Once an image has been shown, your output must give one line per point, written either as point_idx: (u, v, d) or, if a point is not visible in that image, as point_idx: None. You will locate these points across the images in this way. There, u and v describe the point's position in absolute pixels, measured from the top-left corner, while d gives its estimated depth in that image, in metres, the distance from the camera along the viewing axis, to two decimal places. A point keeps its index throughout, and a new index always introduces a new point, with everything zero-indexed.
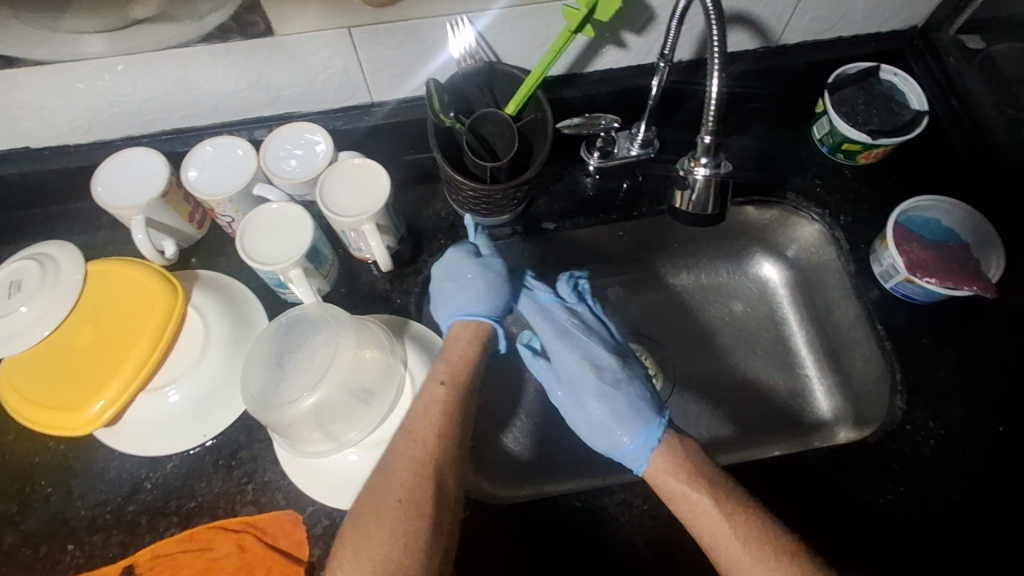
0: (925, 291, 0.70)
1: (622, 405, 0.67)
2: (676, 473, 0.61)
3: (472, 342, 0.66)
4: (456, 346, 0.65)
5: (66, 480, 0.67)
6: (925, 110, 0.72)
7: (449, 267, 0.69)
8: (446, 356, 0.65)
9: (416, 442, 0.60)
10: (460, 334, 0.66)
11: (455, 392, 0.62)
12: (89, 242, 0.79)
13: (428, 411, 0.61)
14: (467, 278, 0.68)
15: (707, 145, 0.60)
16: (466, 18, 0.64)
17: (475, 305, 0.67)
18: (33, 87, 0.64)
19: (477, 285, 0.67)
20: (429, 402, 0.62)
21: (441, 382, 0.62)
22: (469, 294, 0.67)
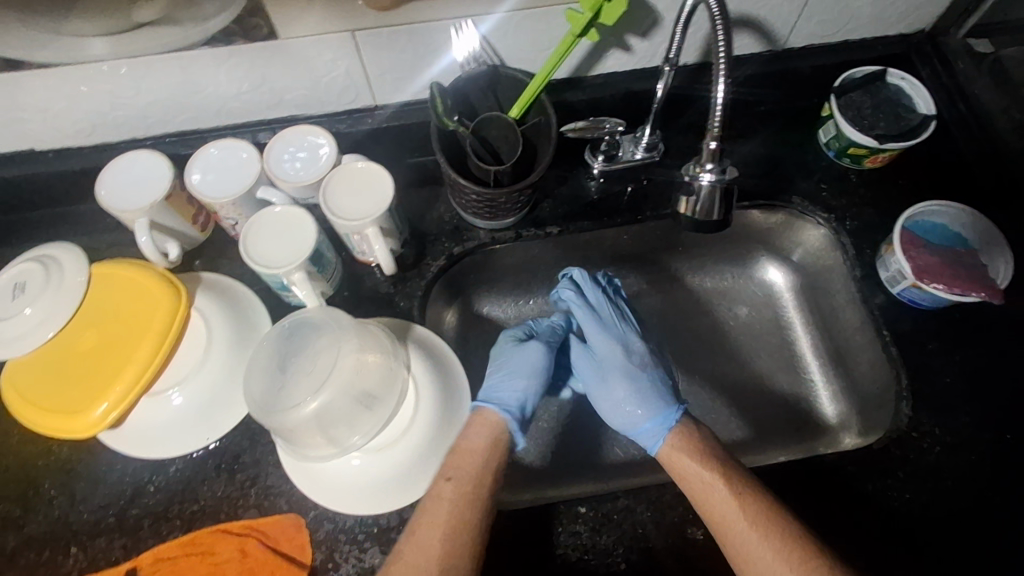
0: (932, 296, 0.69)
1: (646, 388, 0.71)
2: (689, 456, 0.63)
3: (491, 433, 0.65)
4: (472, 437, 0.64)
5: (69, 483, 0.67)
6: (932, 114, 0.71)
7: (504, 351, 0.74)
8: (456, 448, 0.63)
9: (421, 546, 0.57)
10: (487, 418, 0.66)
11: (463, 490, 0.60)
12: (93, 244, 0.79)
13: (434, 508, 0.59)
14: (515, 364, 0.72)
15: (712, 151, 0.59)
16: (470, 21, 0.64)
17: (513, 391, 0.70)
18: (36, 90, 0.64)
19: (522, 369, 0.71)
20: (436, 499, 0.60)
21: (448, 479, 0.61)
22: (513, 379, 0.71)
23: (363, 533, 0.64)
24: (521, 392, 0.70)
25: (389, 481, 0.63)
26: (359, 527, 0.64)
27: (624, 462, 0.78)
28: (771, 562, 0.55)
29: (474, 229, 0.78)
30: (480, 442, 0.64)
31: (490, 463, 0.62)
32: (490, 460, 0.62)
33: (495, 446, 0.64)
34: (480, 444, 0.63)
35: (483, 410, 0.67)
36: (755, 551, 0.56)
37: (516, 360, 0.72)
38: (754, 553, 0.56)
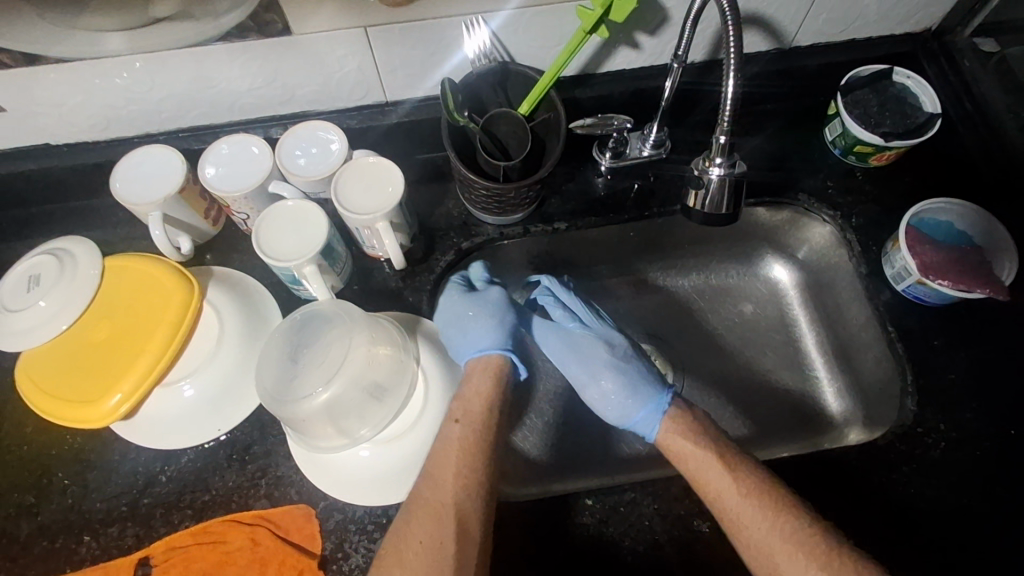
0: (938, 293, 0.70)
1: (630, 380, 0.70)
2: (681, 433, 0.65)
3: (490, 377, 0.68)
4: (472, 384, 0.67)
5: (82, 472, 0.68)
6: (937, 112, 0.72)
7: (449, 306, 0.72)
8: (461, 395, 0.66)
9: (438, 485, 0.60)
10: (476, 369, 0.68)
11: (471, 430, 0.63)
12: (106, 238, 0.80)
13: (446, 449, 0.62)
14: (466, 321, 0.70)
15: (723, 145, 0.60)
16: (480, 18, 0.65)
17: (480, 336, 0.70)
18: (53, 84, 0.65)
19: (483, 319, 0.70)
20: (448, 442, 0.63)
21: (457, 421, 0.64)
22: (476, 334, 0.70)
23: (373, 524, 0.64)
24: (495, 332, 0.70)
25: (398, 473, 0.64)
26: (369, 518, 0.64)
27: (630, 456, 0.79)
28: (765, 530, 0.57)
29: (482, 224, 0.78)
30: (483, 386, 0.67)
31: (493, 402, 0.65)
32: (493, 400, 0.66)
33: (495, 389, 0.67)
34: (484, 387, 0.67)
35: (477, 361, 0.69)
36: (747, 522, 0.58)
37: (476, 315, 0.70)
38: (746, 521, 0.58)
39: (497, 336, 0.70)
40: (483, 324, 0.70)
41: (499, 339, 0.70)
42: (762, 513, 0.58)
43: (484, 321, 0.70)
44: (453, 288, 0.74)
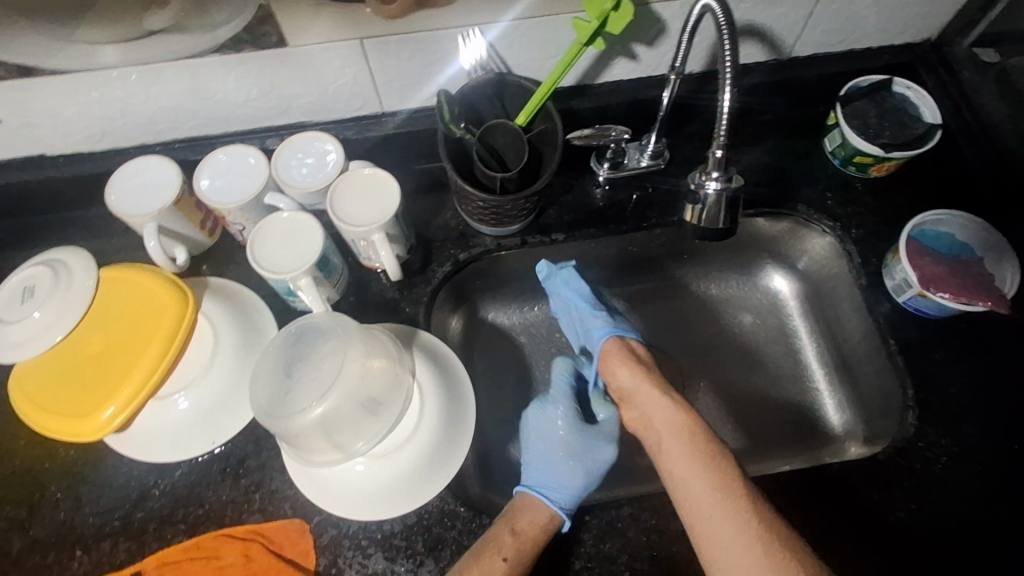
0: (938, 306, 0.69)
1: (586, 314, 0.77)
2: (648, 393, 0.70)
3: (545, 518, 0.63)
4: (517, 520, 0.62)
5: (76, 485, 0.67)
6: (937, 123, 0.72)
7: (539, 419, 0.75)
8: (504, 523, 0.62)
9: None
10: (531, 507, 0.65)
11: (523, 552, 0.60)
12: (101, 248, 0.79)
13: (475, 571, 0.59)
14: (552, 437, 0.72)
15: (718, 159, 0.60)
16: (477, 29, 0.64)
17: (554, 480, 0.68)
18: (47, 96, 0.64)
19: (563, 448, 0.71)
20: (486, 573, 0.58)
21: (505, 558, 0.59)
22: (555, 464, 0.69)
23: (367, 539, 0.64)
24: (559, 479, 0.68)
25: (394, 487, 0.63)
26: (363, 533, 0.64)
27: (628, 469, 0.78)
28: (726, 527, 0.57)
29: (480, 235, 0.78)
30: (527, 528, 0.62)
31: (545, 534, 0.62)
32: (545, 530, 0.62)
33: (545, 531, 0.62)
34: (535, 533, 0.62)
35: (527, 495, 0.67)
36: (710, 508, 0.58)
37: (562, 427, 0.73)
38: (711, 520, 0.58)
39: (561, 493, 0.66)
40: (567, 428, 0.73)
41: (565, 492, 0.66)
42: (699, 474, 0.61)
43: (565, 415, 0.74)
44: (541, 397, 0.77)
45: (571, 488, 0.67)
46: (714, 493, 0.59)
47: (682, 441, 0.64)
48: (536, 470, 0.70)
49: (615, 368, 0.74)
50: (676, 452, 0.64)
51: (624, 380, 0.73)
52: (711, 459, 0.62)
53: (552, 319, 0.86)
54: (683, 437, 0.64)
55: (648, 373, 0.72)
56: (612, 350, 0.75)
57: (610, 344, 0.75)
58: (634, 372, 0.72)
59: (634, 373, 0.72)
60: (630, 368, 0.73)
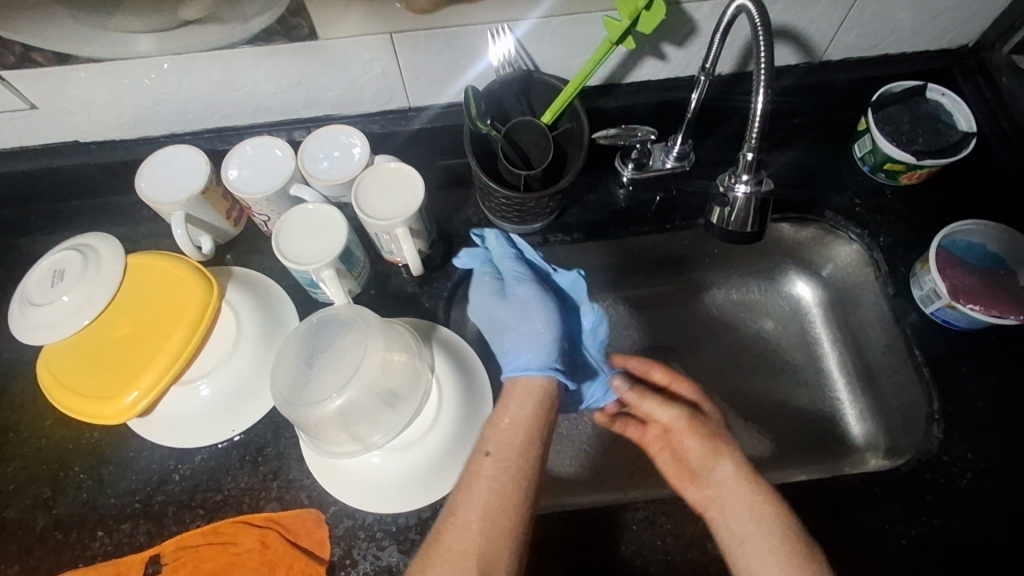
0: (967, 318, 0.68)
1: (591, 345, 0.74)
2: (731, 475, 0.63)
3: (536, 400, 0.64)
4: (513, 407, 0.63)
5: (98, 467, 0.69)
6: (973, 131, 0.70)
7: (500, 305, 0.71)
8: (507, 416, 0.63)
9: (460, 525, 0.56)
10: (525, 389, 0.65)
11: (504, 462, 0.59)
12: (129, 234, 0.81)
13: (479, 488, 0.58)
14: (517, 318, 0.70)
15: (750, 162, 0.59)
16: (506, 25, 0.64)
17: (532, 353, 0.67)
18: (83, 83, 0.66)
19: (531, 316, 0.70)
20: (476, 474, 0.59)
21: (487, 454, 0.60)
22: (527, 340, 0.68)
23: (382, 531, 0.64)
24: (541, 351, 0.67)
25: (411, 481, 0.64)
26: (377, 525, 0.64)
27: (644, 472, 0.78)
28: None
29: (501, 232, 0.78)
30: (529, 396, 0.64)
31: (536, 433, 0.62)
32: (538, 428, 0.62)
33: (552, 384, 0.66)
34: (539, 423, 0.62)
35: (520, 378, 0.66)
36: None
37: (512, 285, 0.71)
38: None
39: (541, 354, 0.67)
40: (530, 295, 0.70)
41: (547, 354, 0.67)
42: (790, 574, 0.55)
43: (528, 287, 0.70)
44: (484, 280, 0.74)
45: (550, 349, 0.68)
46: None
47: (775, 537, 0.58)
48: (508, 350, 0.69)
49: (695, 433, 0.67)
50: (755, 550, 0.57)
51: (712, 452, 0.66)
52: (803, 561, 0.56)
53: None
54: (778, 526, 0.58)
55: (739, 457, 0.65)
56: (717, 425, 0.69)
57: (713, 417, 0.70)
58: (703, 445, 0.66)
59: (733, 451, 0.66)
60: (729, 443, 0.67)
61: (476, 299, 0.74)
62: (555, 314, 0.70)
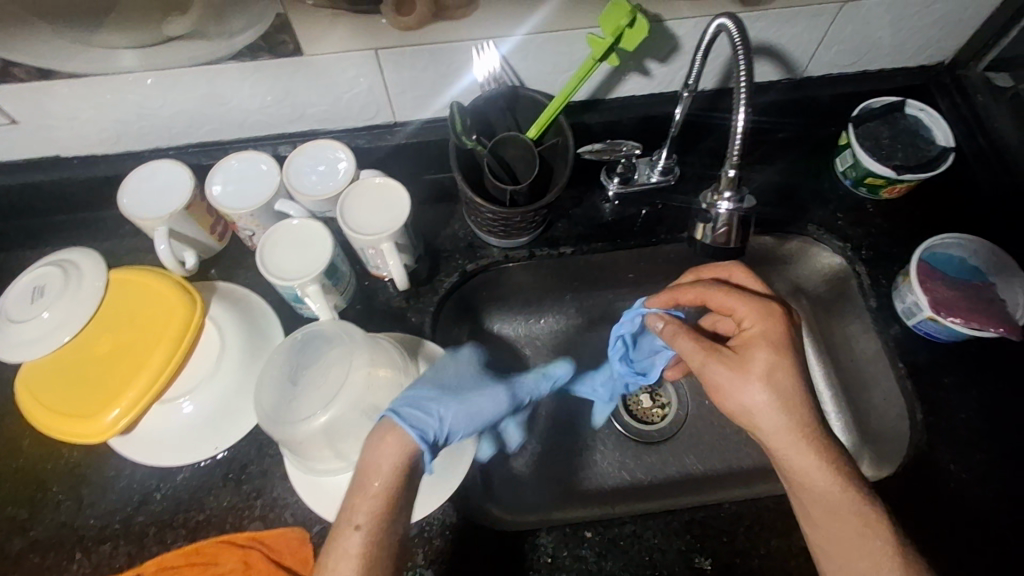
0: (949, 330, 0.69)
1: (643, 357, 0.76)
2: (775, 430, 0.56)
3: (400, 459, 0.56)
4: (373, 475, 0.55)
5: (77, 486, 0.68)
6: (950, 146, 0.71)
7: (444, 367, 0.68)
8: (371, 482, 0.54)
9: None
10: (394, 443, 0.57)
11: (375, 536, 0.52)
12: (112, 249, 0.80)
13: (333, 573, 0.50)
14: (450, 380, 0.66)
15: (731, 178, 0.60)
16: (491, 42, 0.65)
17: (424, 413, 0.60)
18: (64, 98, 0.65)
19: (471, 394, 0.65)
20: (343, 551, 0.51)
21: (356, 528, 0.52)
22: (436, 400, 0.62)
23: None
24: (441, 419, 0.61)
25: None
26: None
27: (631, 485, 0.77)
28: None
29: (488, 247, 0.78)
30: (390, 458, 0.56)
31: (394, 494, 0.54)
32: (396, 489, 0.55)
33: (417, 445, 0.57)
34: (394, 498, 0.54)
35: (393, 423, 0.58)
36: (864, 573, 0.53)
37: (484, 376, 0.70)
38: None
39: (439, 424, 0.60)
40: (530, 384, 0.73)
41: (433, 429, 0.59)
42: (846, 532, 0.54)
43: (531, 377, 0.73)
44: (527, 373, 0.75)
45: (450, 426, 0.62)
46: (865, 540, 0.53)
47: (826, 501, 0.54)
48: (409, 395, 0.62)
49: (731, 384, 0.57)
50: (814, 503, 0.55)
51: (752, 406, 0.57)
52: (857, 525, 0.53)
53: (558, 332, 0.86)
54: (827, 483, 0.55)
55: (786, 397, 0.56)
56: (759, 369, 0.57)
57: (758, 354, 0.57)
58: (747, 387, 0.57)
59: (774, 405, 0.56)
60: (776, 390, 0.56)
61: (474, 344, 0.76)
62: (477, 430, 0.65)
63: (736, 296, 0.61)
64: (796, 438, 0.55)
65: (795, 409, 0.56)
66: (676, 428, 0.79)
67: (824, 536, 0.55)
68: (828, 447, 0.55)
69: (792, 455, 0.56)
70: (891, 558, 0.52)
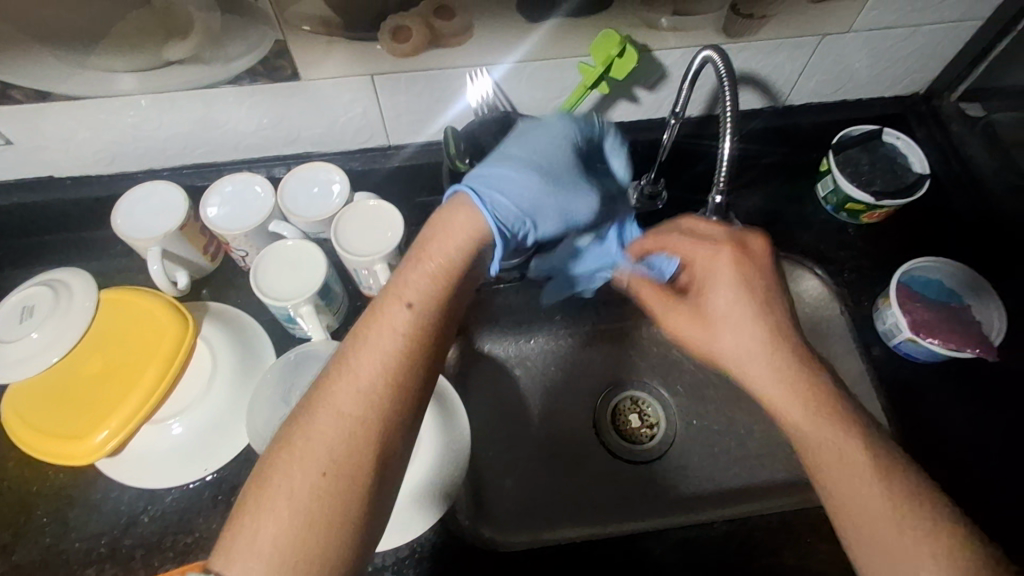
0: (928, 351, 0.71)
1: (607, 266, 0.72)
2: (744, 351, 0.54)
3: (473, 237, 0.56)
4: (445, 245, 0.56)
5: (63, 509, 0.67)
6: (926, 174, 0.74)
7: (522, 140, 0.63)
8: (435, 258, 0.55)
9: (333, 423, 0.47)
10: (463, 222, 0.57)
11: (418, 326, 0.52)
12: (103, 269, 0.80)
13: (356, 391, 0.49)
14: (539, 147, 0.63)
15: (718, 204, 0.61)
16: (484, 68, 0.66)
17: (509, 194, 0.59)
18: (60, 119, 0.65)
19: (549, 173, 0.61)
20: (384, 334, 0.51)
21: (408, 307, 0.52)
22: (521, 179, 0.59)
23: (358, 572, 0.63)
24: (521, 202, 0.59)
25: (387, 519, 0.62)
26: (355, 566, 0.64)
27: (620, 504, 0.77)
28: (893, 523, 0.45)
29: None
30: (421, 286, 0.54)
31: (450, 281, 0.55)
32: (454, 276, 0.55)
33: (465, 258, 0.56)
34: (412, 383, 0.50)
35: (464, 199, 0.58)
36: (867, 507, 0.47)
37: (530, 163, 0.61)
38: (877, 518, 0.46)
39: (518, 204, 0.59)
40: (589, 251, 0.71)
41: (512, 213, 0.58)
42: (842, 468, 0.48)
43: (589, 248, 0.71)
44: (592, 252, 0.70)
45: (523, 212, 0.59)
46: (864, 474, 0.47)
47: (803, 417, 0.51)
48: (489, 168, 0.60)
49: (698, 340, 0.58)
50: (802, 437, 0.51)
51: (721, 351, 0.56)
52: (849, 461, 0.48)
53: None
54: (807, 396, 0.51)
55: (757, 320, 0.55)
56: (718, 309, 0.56)
57: (715, 295, 0.57)
58: (705, 309, 0.58)
59: (741, 340, 0.55)
60: (746, 315, 0.55)
61: (520, 127, 0.65)
62: (528, 207, 0.60)
63: (691, 242, 0.59)
64: (768, 349, 0.54)
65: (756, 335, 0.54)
66: (664, 446, 0.80)
67: (825, 479, 0.49)
68: (802, 355, 0.53)
69: (768, 380, 0.53)
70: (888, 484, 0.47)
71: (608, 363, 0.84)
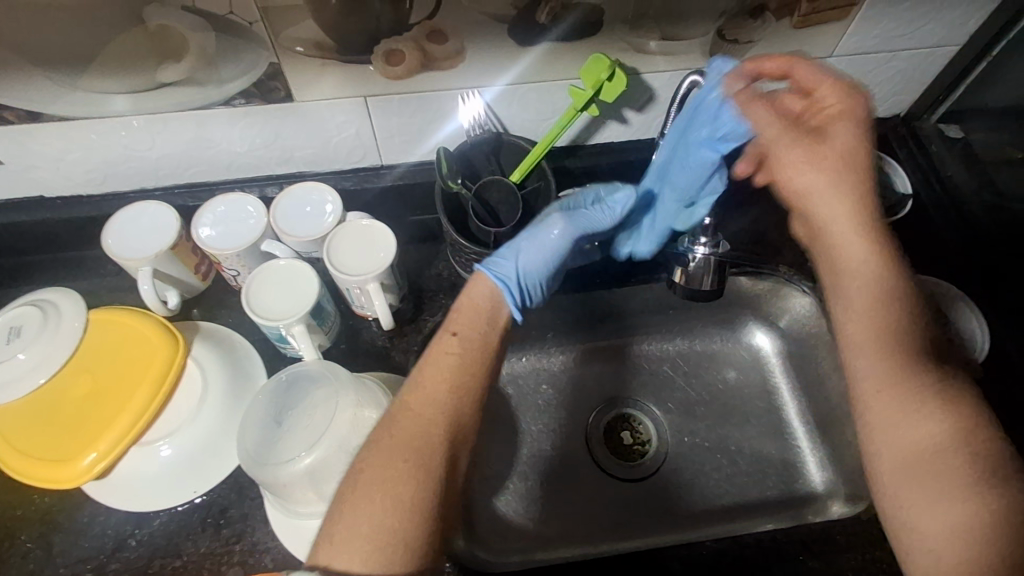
0: None
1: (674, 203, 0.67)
2: (845, 225, 0.55)
3: (490, 296, 0.59)
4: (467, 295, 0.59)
5: (47, 534, 0.66)
6: (910, 193, 0.74)
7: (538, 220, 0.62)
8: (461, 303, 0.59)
9: (405, 435, 0.51)
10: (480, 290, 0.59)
11: (467, 350, 0.55)
12: (91, 289, 0.79)
13: (421, 411, 0.52)
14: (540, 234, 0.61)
15: (706, 226, 0.66)
16: (475, 89, 0.67)
17: (520, 272, 0.60)
18: (52, 140, 0.66)
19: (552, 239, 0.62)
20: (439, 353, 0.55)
21: (453, 334, 0.55)
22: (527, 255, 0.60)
23: None
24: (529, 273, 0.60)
25: None
26: None
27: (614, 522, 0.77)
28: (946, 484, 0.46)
29: None
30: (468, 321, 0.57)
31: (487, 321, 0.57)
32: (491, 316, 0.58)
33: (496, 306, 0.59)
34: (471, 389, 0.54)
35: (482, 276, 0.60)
36: (924, 439, 0.48)
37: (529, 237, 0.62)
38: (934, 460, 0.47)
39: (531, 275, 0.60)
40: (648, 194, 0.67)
41: (524, 284, 0.60)
42: (904, 388, 0.50)
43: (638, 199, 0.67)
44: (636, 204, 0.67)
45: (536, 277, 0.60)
46: (929, 406, 0.48)
47: (867, 348, 0.52)
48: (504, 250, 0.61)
49: (795, 162, 0.57)
50: (874, 333, 0.52)
51: (808, 186, 0.56)
52: (913, 384, 0.49)
53: None
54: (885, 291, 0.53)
55: (861, 196, 0.55)
56: (841, 143, 0.55)
57: (840, 130, 0.55)
58: (813, 176, 0.56)
59: (832, 187, 0.55)
60: (852, 185, 0.55)
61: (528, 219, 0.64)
62: (555, 266, 0.62)
63: (824, 73, 0.56)
64: (866, 233, 0.55)
65: (853, 211, 0.55)
66: (657, 463, 0.80)
67: (880, 379, 0.51)
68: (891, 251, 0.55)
69: (860, 259, 0.55)
70: (948, 416, 0.48)
71: (603, 379, 0.85)
